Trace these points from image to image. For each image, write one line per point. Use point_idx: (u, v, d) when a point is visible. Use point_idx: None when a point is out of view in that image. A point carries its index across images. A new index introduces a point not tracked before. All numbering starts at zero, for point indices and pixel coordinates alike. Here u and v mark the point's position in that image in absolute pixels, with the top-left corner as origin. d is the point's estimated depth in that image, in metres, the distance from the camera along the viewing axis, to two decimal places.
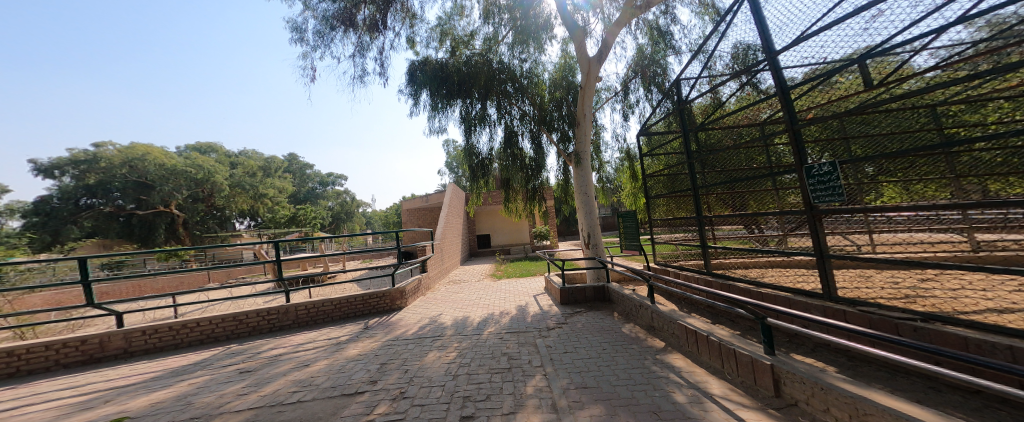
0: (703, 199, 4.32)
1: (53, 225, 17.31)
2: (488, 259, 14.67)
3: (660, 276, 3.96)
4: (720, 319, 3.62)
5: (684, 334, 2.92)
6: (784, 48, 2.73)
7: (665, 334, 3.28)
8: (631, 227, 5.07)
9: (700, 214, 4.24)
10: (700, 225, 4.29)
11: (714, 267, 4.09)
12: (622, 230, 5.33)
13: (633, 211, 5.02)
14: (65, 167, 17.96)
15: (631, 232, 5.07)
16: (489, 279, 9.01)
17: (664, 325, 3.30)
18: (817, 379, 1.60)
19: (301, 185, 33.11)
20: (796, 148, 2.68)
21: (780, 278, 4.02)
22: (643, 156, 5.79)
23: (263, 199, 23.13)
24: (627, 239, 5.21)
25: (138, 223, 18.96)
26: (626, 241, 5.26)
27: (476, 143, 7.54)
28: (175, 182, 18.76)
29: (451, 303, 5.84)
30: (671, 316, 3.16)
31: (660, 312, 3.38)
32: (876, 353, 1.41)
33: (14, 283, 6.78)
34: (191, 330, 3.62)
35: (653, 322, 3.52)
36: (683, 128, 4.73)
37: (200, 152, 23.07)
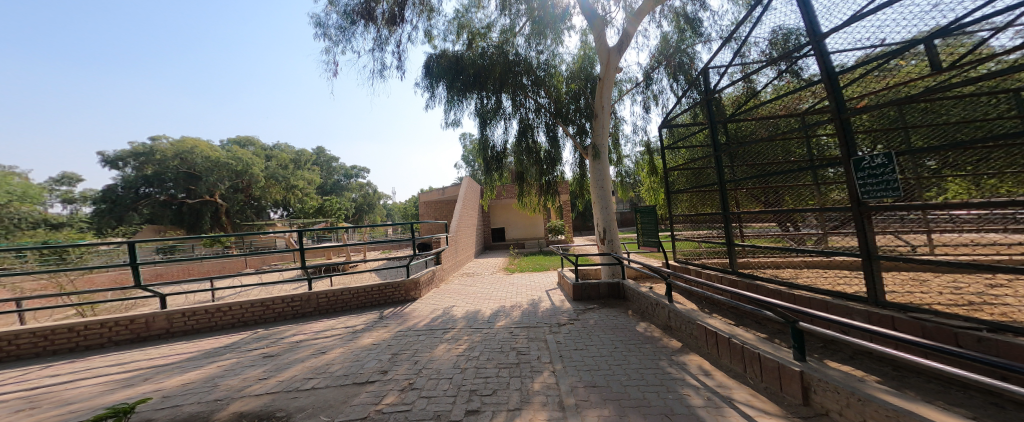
0: (729, 194, 4.06)
1: (118, 211, 19.09)
2: (504, 252, 14.76)
3: (680, 274, 3.79)
4: (743, 321, 3.43)
5: (701, 336, 2.78)
6: (835, 29, 2.47)
7: (682, 334, 3.14)
8: (650, 223, 4.87)
9: (726, 211, 3.98)
10: (726, 222, 4.03)
11: (738, 267, 3.87)
12: (641, 226, 5.13)
13: (653, 206, 4.79)
14: (128, 160, 19.66)
15: (650, 228, 4.86)
16: (504, 272, 9.05)
17: (680, 325, 3.16)
18: (854, 388, 1.43)
19: (328, 177, 34.54)
20: (844, 140, 2.44)
21: (819, 280, 3.72)
22: (666, 149, 5.51)
23: (294, 191, 24.32)
24: (646, 235, 5.02)
25: (188, 211, 20.60)
26: (644, 237, 5.06)
27: (491, 136, 7.49)
28: (218, 174, 20.12)
29: (465, 295, 5.92)
30: (688, 316, 3.02)
31: (677, 312, 3.23)
32: (931, 366, 1.24)
33: (77, 264, 7.55)
34: (224, 314, 3.87)
35: (670, 321, 3.37)
36: (710, 120, 4.45)
37: (239, 145, 24.53)
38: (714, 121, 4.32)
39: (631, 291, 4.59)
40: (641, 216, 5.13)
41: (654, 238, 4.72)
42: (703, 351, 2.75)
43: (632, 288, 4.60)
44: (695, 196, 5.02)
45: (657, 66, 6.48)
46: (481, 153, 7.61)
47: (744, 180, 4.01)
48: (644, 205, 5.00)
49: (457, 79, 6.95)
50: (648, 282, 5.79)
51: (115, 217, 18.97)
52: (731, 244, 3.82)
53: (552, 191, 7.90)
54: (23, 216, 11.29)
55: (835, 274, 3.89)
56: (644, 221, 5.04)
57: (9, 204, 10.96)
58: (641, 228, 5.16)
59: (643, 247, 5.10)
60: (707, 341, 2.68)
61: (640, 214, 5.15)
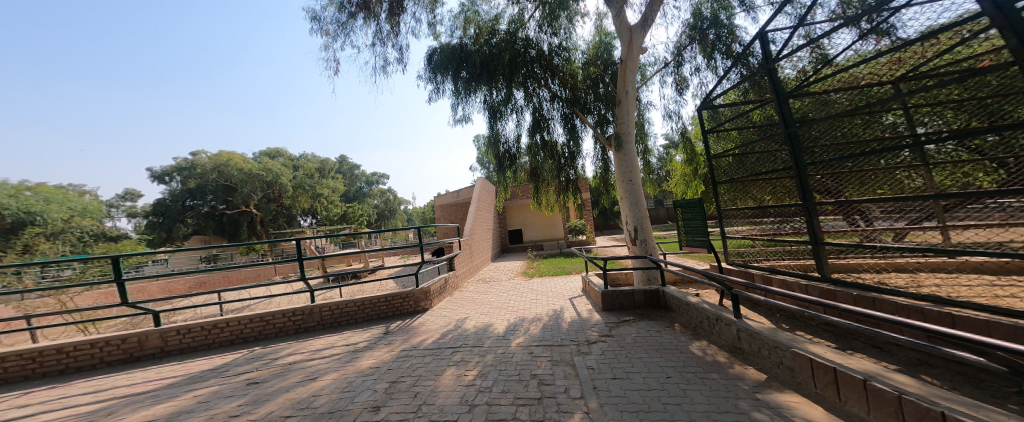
0: (809, 179, 3.33)
1: (167, 223, 20.66)
2: (522, 255, 14.23)
3: (746, 282, 3.07)
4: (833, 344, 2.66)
5: (805, 367, 2.09)
6: None
7: (766, 360, 2.45)
8: (695, 220, 4.15)
9: (807, 202, 3.23)
10: (807, 216, 3.28)
11: (831, 271, 3.10)
12: (683, 223, 4.42)
13: (699, 200, 4.06)
14: (173, 175, 21.03)
15: (695, 227, 4.16)
16: (522, 277, 8.49)
17: (761, 348, 2.48)
18: None
19: (352, 185, 35.71)
20: None
21: (956, 290, 2.94)
22: (706, 134, 4.71)
23: (320, 199, 25.10)
24: (689, 234, 4.31)
25: (227, 222, 21.76)
26: (687, 236, 4.35)
27: (501, 131, 7.01)
28: (252, 185, 21.05)
29: (479, 305, 5.42)
30: (776, 338, 2.35)
31: (755, 331, 2.54)
32: None
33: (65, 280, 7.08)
34: (221, 331, 3.58)
35: (742, 342, 2.68)
36: (775, 92, 3.61)
37: (269, 157, 25.72)
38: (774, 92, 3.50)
39: (676, 298, 3.90)
40: (683, 211, 4.41)
41: (701, 237, 4.01)
42: (807, 391, 2.06)
43: (677, 296, 3.91)
44: (746, 187, 4.23)
45: (688, 44, 5.64)
46: (493, 151, 7.12)
47: (819, 162, 3.24)
48: (686, 198, 4.29)
49: (464, 71, 6.52)
50: (689, 288, 5.03)
51: (164, 229, 20.57)
52: (820, 243, 3.08)
53: (572, 188, 7.27)
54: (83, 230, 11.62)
55: (971, 281, 3.09)
56: (686, 217, 4.32)
57: (70, 219, 11.32)
58: (682, 227, 4.47)
59: (686, 248, 4.39)
60: (818, 377, 1.99)
61: (679, 209, 4.44)
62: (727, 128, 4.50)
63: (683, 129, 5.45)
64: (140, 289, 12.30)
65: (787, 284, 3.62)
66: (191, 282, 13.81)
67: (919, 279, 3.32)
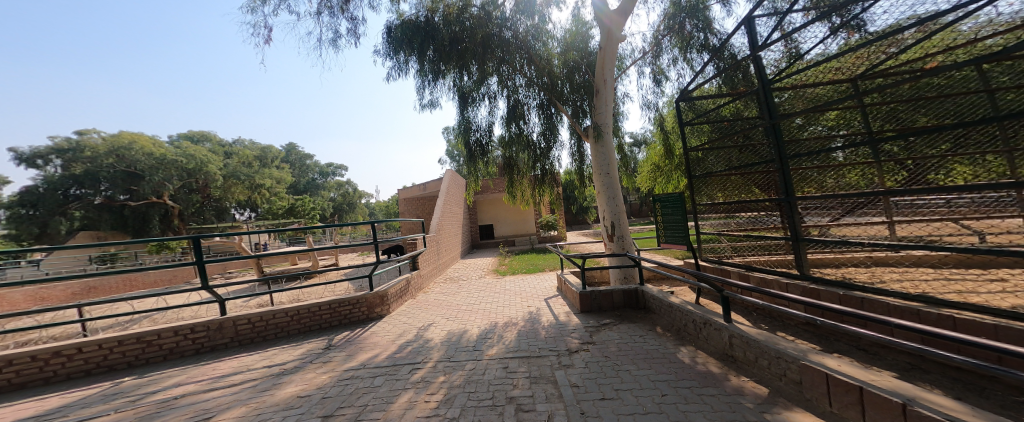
0: (791, 173, 2.94)
1: (41, 217, 16.53)
2: (490, 252, 13.71)
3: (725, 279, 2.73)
4: (832, 346, 2.43)
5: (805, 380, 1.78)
6: None
7: (765, 372, 2.12)
8: (675, 216, 3.81)
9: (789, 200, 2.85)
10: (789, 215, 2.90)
11: (809, 269, 2.84)
12: (660, 219, 4.07)
13: (680, 194, 3.72)
14: (50, 156, 16.87)
15: (675, 223, 3.80)
16: (492, 276, 7.95)
17: (758, 358, 2.15)
18: None
19: (300, 176, 32.48)
20: None
21: (915, 284, 2.91)
22: (685, 126, 4.49)
23: (260, 190, 22.33)
24: (667, 230, 3.97)
25: (131, 215, 18.32)
26: (664, 232, 4.02)
27: (473, 117, 6.41)
28: (166, 172, 17.99)
29: (445, 309, 4.81)
30: (780, 348, 2.00)
31: (751, 338, 2.22)
32: None
33: None
34: (70, 360, 2.58)
35: (736, 350, 2.37)
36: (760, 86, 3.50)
37: (192, 141, 22.25)
38: (761, 81, 3.13)
39: (656, 299, 3.64)
40: (661, 206, 4.04)
41: (682, 233, 3.68)
42: (821, 410, 1.68)
43: (657, 296, 3.65)
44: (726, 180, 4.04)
45: (665, 34, 5.48)
46: (462, 137, 6.48)
47: (805, 154, 2.85)
48: (665, 192, 3.91)
49: (432, 47, 5.80)
50: (667, 286, 4.89)
51: (37, 223, 16.48)
52: (801, 240, 2.74)
53: (547, 181, 6.87)
54: None
55: (920, 274, 3.13)
56: (665, 213, 3.98)
57: None
58: (659, 224, 4.10)
59: (662, 244, 4.05)
60: (834, 396, 1.61)
61: (657, 204, 4.10)
62: (707, 119, 4.30)
63: (662, 121, 5.28)
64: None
65: (766, 282, 3.42)
66: (78, 289, 11.24)
67: (873, 272, 3.32)
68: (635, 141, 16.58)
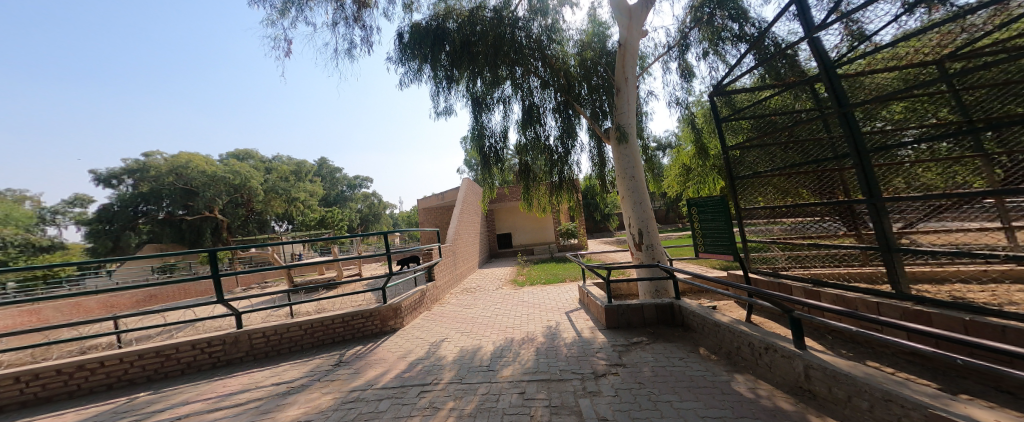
0: (874, 170, 2.32)
1: (114, 231, 18.55)
2: (511, 260, 13.50)
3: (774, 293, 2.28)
4: (928, 381, 1.94)
5: None
6: None
7: (866, 415, 1.55)
8: (719, 222, 3.33)
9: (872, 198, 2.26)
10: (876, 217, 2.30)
11: (904, 288, 2.26)
12: (699, 225, 3.60)
13: (724, 197, 3.23)
14: (122, 177, 18.98)
15: (718, 231, 3.31)
16: (511, 286, 7.71)
17: (854, 397, 1.60)
18: None
19: (333, 189, 34.35)
20: None
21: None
22: (721, 123, 4.01)
23: (296, 203, 23.80)
24: (708, 238, 3.49)
25: (186, 228, 20.13)
26: (704, 240, 3.54)
27: (487, 122, 6.31)
28: (216, 188, 19.67)
29: (461, 323, 4.62)
30: (888, 386, 1.44)
31: (844, 373, 1.67)
32: None
33: None
34: (94, 373, 2.66)
35: (818, 386, 1.84)
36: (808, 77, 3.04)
37: (239, 158, 24.21)
38: (821, 67, 2.53)
39: (698, 315, 3.21)
40: (700, 212, 3.56)
41: (729, 241, 3.18)
42: None
43: (698, 313, 3.21)
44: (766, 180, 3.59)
45: (692, 27, 5.03)
46: (476, 143, 6.33)
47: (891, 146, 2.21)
48: (705, 196, 3.44)
49: (447, 50, 5.79)
50: (702, 300, 4.40)
51: (110, 236, 18.49)
52: (895, 251, 2.17)
53: (566, 187, 6.58)
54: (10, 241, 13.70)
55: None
56: (704, 219, 3.52)
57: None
58: (699, 233, 3.60)
59: (703, 255, 3.56)
60: None
61: (694, 211, 3.62)
62: (746, 115, 3.79)
63: (693, 120, 4.81)
64: (75, 306, 10.85)
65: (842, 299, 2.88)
66: (139, 296, 12.37)
67: (995, 288, 2.65)
68: (659, 145, 15.88)
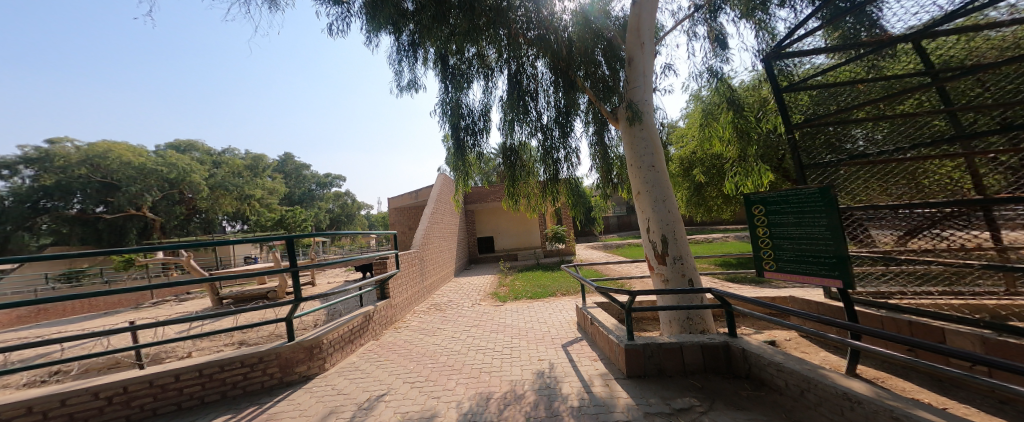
0: None
1: (7, 232, 15.37)
2: (491, 267, 12.06)
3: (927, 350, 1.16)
4: None
5: None
6: None
7: None
8: (810, 228, 2.08)
9: None
10: None
11: None
12: (767, 230, 2.37)
13: (825, 187, 1.95)
14: (17, 167, 15.84)
15: (810, 240, 2.08)
16: (490, 301, 6.33)
17: None
18: None
19: (295, 187, 31.53)
20: None
21: None
22: (780, 95, 2.81)
23: (250, 201, 21.25)
24: (783, 250, 2.27)
25: (107, 229, 17.20)
26: (775, 252, 2.32)
27: (464, 97, 4.96)
28: (145, 182, 16.95)
29: (413, 363, 3.20)
30: None
31: None
32: None
33: None
34: None
35: None
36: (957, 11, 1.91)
37: (178, 150, 21.29)
38: None
39: (778, 367, 2.02)
40: (770, 211, 2.33)
41: (831, 259, 1.96)
42: None
43: (779, 364, 2.02)
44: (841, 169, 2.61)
45: None
46: (452, 128, 4.98)
47: None
48: (782, 188, 2.19)
49: (411, 8, 4.43)
50: (752, 331, 3.22)
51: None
52: None
53: (561, 183, 5.35)
54: None
55: None
56: (774, 223, 2.32)
57: None
58: (764, 243, 2.39)
59: (770, 276, 2.37)
60: None
61: (762, 211, 2.39)
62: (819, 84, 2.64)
63: (731, 95, 3.81)
64: None
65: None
66: (23, 313, 9.84)
67: None
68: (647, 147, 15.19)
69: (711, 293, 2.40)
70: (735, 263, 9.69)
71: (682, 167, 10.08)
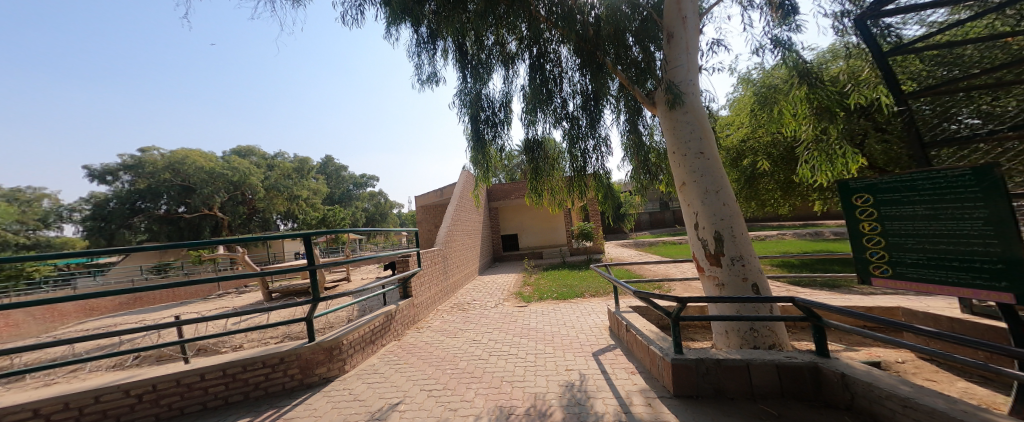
0: None
1: (110, 229, 18.02)
2: (518, 265, 11.84)
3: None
4: None
5: None
6: None
7: None
8: (953, 223, 1.53)
9: None
10: None
11: None
12: (877, 227, 1.84)
13: (981, 165, 1.42)
14: (118, 173, 18.52)
15: (953, 238, 1.54)
16: (515, 301, 6.10)
17: None
18: None
19: (337, 187, 33.74)
20: None
21: None
22: (885, 62, 2.07)
23: (299, 201, 23.07)
24: (905, 252, 1.73)
25: (185, 226, 19.57)
26: (891, 255, 1.78)
27: (484, 88, 4.71)
28: (214, 185, 19.01)
29: (432, 367, 3.04)
30: None
31: None
32: None
33: None
34: None
35: None
36: None
37: (240, 155, 23.64)
38: None
39: (906, 403, 1.51)
40: (882, 201, 1.81)
41: (993, 264, 1.41)
42: None
43: (903, 397, 1.50)
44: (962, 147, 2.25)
45: None
46: (471, 121, 4.78)
47: None
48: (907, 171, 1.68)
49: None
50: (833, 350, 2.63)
51: (105, 235, 17.99)
52: None
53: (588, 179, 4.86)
54: (27, 241, 15.90)
55: None
56: (889, 217, 1.78)
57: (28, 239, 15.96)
58: (872, 242, 1.86)
59: (880, 286, 1.83)
60: None
61: (868, 200, 1.86)
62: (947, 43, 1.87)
63: (805, 67, 2.99)
64: (51, 310, 10.01)
65: None
66: (120, 299, 11.42)
67: None
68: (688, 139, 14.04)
69: (792, 302, 1.92)
70: (791, 265, 8.56)
71: (730, 158, 9.10)
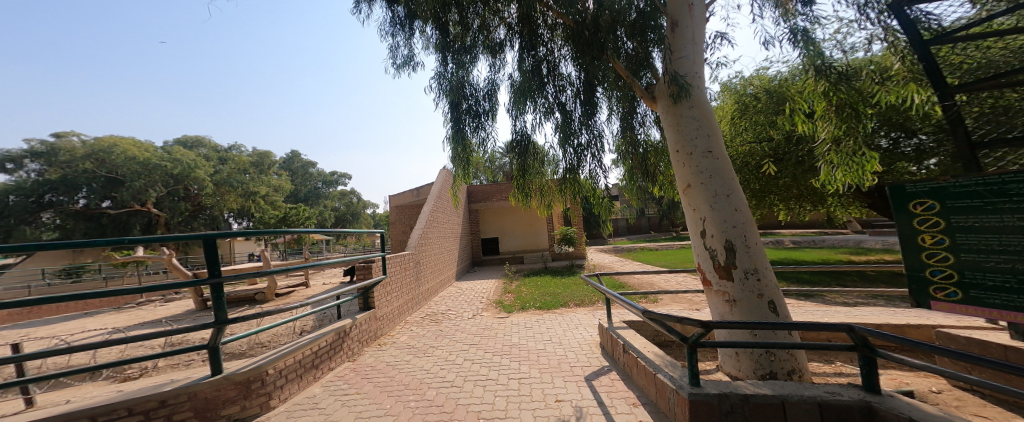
0: None
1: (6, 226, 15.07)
2: (496, 271, 11.27)
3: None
4: None
5: None
6: None
7: None
8: None
9: None
10: None
11: None
12: (947, 243, 1.73)
13: None
14: (24, 160, 15.72)
15: None
16: (494, 311, 5.55)
17: None
18: None
19: (301, 185, 31.36)
20: None
21: None
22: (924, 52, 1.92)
23: (254, 198, 20.96)
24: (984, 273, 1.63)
25: (110, 223, 16.97)
26: (964, 275, 1.69)
27: (467, 74, 4.18)
28: (149, 177, 16.71)
29: (389, 401, 2.40)
30: None
31: None
32: None
33: None
34: None
35: None
36: None
37: (185, 146, 21.16)
38: None
39: None
40: (951, 210, 1.70)
41: None
42: None
43: None
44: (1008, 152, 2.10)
45: None
46: (451, 110, 4.24)
47: None
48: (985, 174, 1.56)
49: None
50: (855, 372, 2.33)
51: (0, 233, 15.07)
52: None
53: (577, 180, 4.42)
54: None
55: None
56: (959, 228, 1.69)
57: None
58: (936, 257, 1.77)
59: (945, 309, 1.75)
60: None
61: (934, 208, 1.76)
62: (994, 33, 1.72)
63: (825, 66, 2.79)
64: None
65: None
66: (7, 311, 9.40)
67: None
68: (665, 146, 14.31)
69: (849, 330, 1.53)
70: None
71: None
